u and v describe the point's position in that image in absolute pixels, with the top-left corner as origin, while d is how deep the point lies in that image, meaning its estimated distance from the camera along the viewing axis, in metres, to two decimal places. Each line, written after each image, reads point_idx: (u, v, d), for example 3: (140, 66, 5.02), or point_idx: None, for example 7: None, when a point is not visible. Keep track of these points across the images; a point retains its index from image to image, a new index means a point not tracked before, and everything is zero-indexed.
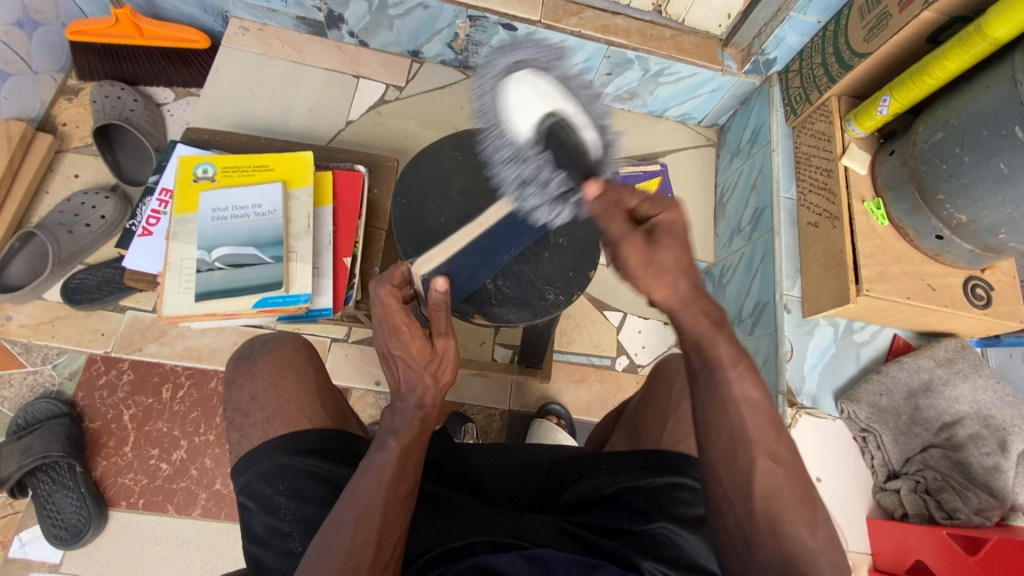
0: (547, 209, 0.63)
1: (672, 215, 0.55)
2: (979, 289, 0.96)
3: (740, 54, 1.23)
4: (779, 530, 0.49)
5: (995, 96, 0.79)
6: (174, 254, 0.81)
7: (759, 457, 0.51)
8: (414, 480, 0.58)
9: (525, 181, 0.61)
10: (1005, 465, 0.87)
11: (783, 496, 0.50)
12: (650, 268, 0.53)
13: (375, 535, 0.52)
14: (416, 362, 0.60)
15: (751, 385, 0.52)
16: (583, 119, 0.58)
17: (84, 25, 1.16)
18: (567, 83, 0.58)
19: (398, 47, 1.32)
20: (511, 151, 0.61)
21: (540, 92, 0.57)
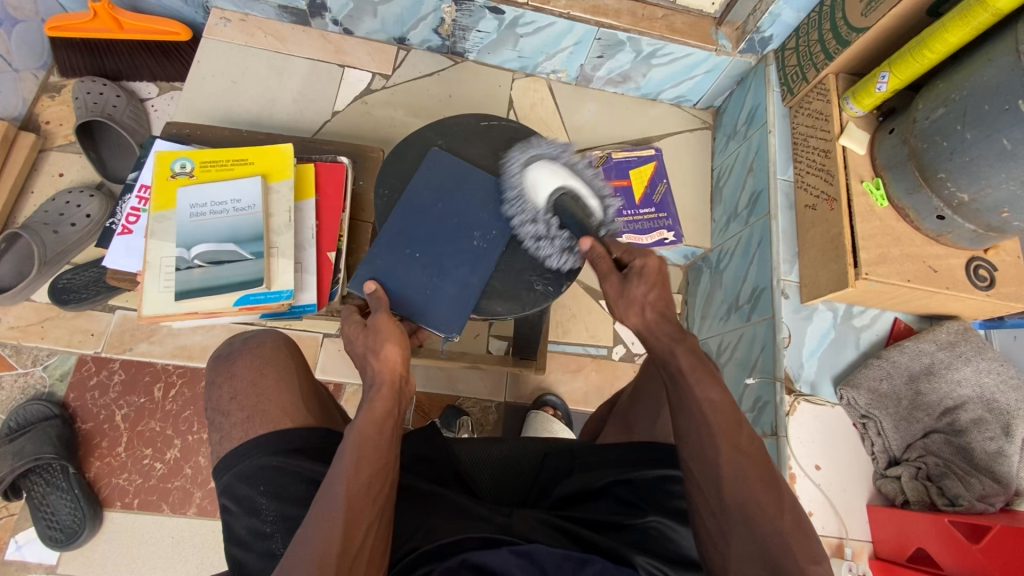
0: (557, 256, 0.79)
1: (648, 261, 0.64)
2: (983, 269, 0.93)
3: (734, 33, 1.20)
4: (749, 515, 0.51)
5: (999, 68, 0.76)
6: (153, 252, 0.80)
7: (725, 449, 0.54)
8: (383, 463, 0.55)
9: (539, 237, 0.78)
10: (1010, 450, 0.85)
11: (750, 480, 0.53)
12: (622, 299, 0.64)
13: (342, 515, 0.51)
14: (359, 345, 0.66)
15: (713, 388, 0.57)
16: (587, 192, 0.73)
17: (62, 20, 1.14)
18: (573, 164, 0.79)
19: (383, 34, 1.29)
20: (526, 215, 0.78)
21: (554, 172, 0.74)
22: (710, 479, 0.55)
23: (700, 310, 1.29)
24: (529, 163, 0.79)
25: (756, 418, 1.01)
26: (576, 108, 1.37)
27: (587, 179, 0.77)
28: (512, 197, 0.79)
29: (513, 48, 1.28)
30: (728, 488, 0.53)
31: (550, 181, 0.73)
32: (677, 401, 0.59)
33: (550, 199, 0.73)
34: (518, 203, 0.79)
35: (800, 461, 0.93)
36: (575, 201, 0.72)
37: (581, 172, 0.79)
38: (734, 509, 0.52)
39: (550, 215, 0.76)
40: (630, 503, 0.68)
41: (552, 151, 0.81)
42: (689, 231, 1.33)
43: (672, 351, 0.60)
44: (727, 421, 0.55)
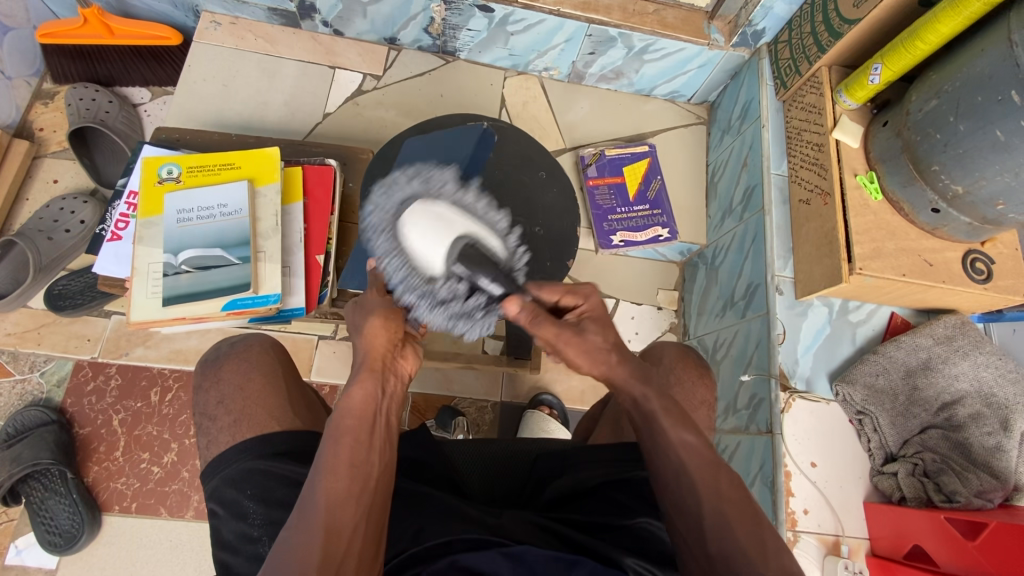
0: (472, 324, 0.71)
1: (589, 306, 0.63)
2: (980, 262, 0.92)
3: (727, 27, 1.19)
4: (731, 563, 0.51)
5: (991, 58, 0.75)
6: (141, 258, 0.81)
7: (705, 496, 0.54)
8: (367, 458, 0.53)
9: (444, 301, 0.67)
10: (1008, 445, 0.83)
11: (733, 528, 0.52)
12: (584, 352, 0.60)
13: (320, 521, 0.49)
14: (349, 320, 0.64)
15: (687, 431, 0.57)
16: (486, 236, 0.69)
17: (53, 27, 1.14)
18: (462, 207, 0.69)
19: (374, 35, 1.28)
20: (426, 289, 0.66)
21: (433, 216, 0.67)
22: (692, 526, 0.54)
23: (697, 306, 1.28)
24: (400, 206, 0.71)
25: (752, 415, 1.01)
26: (569, 105, 1.36)
27: (486, 216, 0.71)
28: (385, 252, 0.69)
29: (504, 46, 1.27)
30: (711, 537, 0.53)
31: (444, 234, 0.66)
32: (651, 447, 0.59)
33: (444, 254, 0.65)
34: (410, 259, 0.66)
35: (794, 459, 0.93)
36: (475, 250, 0.66)
37: (477, 208, 0.72)
38: (721, 562, 0.52)
39: (457, 279, 0.66)
40: (620, 503, 0.68)
41: (432, 183, 0.73)
42: (684, 228, 1.32)
43: (644, 395, 0.59)
44: (705, 467, 0.55)
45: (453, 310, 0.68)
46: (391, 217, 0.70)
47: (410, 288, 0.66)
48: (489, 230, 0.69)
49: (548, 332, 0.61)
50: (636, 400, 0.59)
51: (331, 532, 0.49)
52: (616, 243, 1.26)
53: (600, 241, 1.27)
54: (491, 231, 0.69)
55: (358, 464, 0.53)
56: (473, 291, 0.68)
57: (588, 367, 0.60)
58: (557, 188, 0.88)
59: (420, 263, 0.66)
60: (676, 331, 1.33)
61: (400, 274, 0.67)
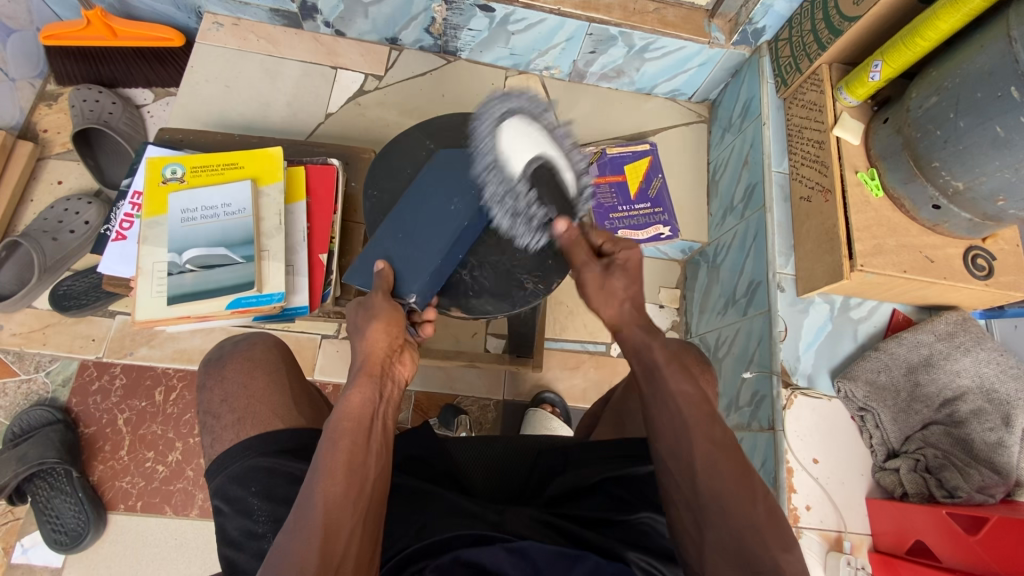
0: (528, 234, 0.80)
1: (630, 255, 0.70)
2: (981, 259, 0.92)
3: (727, 25, 1.19)
4: (721, 501, 0.51)
5: (990, 54, 0.75)
6: (145, 257, 0.82)
7: (698, 441, 0.55)
8: (366, 458, 0.54)
9: (513, 212, 0.76)
10: (1009, 440, 0.84)
11: (723, 471, 0.53)
12: (602, 292, 0.69)
13: (319, 521, 0.49)
14: (352, 325, 0.66)
15: (685, 382, 0.60)
16: (565, 168, 0.73)
17: (57, 28, 1.15)
18: (550, 131, 0.72)
19: (375, 35, 1.29)
20: (502, 184, 0.73)
21: (532, 131, 0.71)
22: (682, 469, 0.55)
23: (698, 304, 1.28)
24: (504, 117, 0.73)
25: (754, 412, 1.01)
26: (570, 103, 1.37)
27: (573, 151, 0.75)
28: (484, 152, 0.74)
29: (505, 45, 1.27)
30: (701, 476, 0.53)
31: (527, 150, 0.70)
32: (649, 393, 0.61)
33: (526, 168, 0.71)
34: (496, 164, 0.72)
35: (796, 455, 0.93)
36: (552, 175, 0.73)
37: (564, 140, 0.74)
38: (710, 501, 0.52)
39: (524, 190, 0.73)
40: (621, 498, 0.68)
41: (530, 104, 0.73)
42: (685, 226, 1.32)
43: (648, 345, 0.64)
44: (700, 416, 0.57)
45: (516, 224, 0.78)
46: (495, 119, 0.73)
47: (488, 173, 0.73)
48: (569, 163, 0.74)
49: (580, 255, 0.72)
50: (639, 350, 0.64)
51: (329, 532, 0.48)
52: None
53: None
54: (570, 166, 0.73)
55: (356, 464, 0.53)
56: (540, 206, 0.75)
57: (602, 304, 0.69)
58: None
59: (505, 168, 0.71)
60: (677, 329, 1.33)
61: (488, 184, 0.73)
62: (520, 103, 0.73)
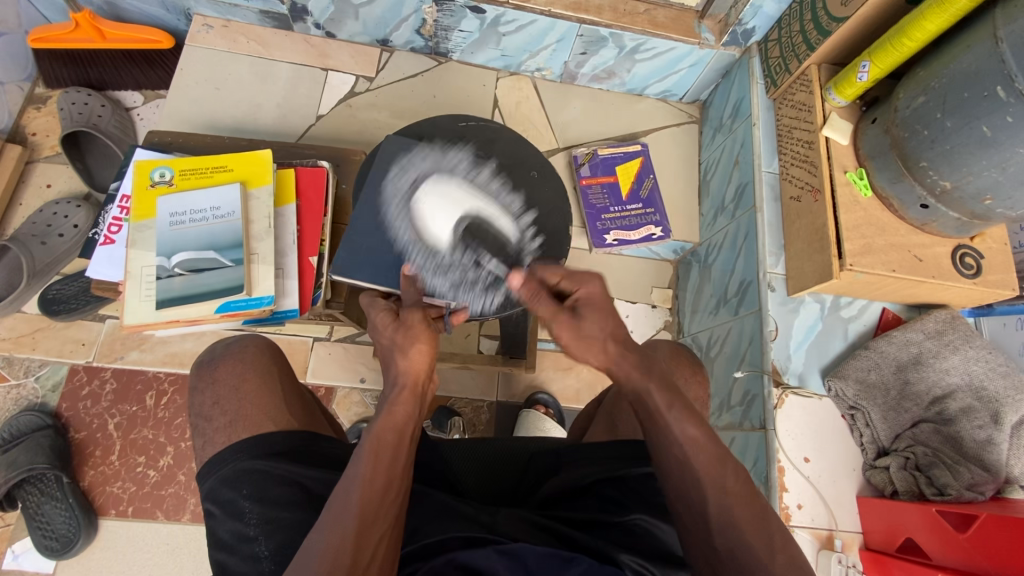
0: (482, 298, 0.79)
1: (590, 289, 0.63)
2: (969, 258, 0.93)
3: (717, 27, 1.20)
4: (738, 556, 0.52)
5: (976, 55, 0.76)
6: (134, 261, 0.81)
7: (710, 490, 0.54)
8: (403, 466, 0.55)
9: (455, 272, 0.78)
10: (999, 438, 0.84)
11: (739, 523, 0.53)
12: (580, 340, 0.61)
13: (353, 530, 0.49)
14: (386, 338, 0.64)
15: (691, 425, 0.56)
16: (494, 215, 0.82)
17: (45, 31, 1.14)
18: (475, 188, 0.83)
19: (366, 37, 1.29)
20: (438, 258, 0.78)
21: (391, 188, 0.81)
22: (697, 518, 0.55)
23: (690, 304, 1.29)
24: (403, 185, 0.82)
25: (745, 411, 1.01)
26: (562, 105, 1.37)
27: (499, 197, 0.84)
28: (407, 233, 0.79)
29: (496, 46, 1.27)
30: (715, 526, 0.54)
31: (447, 218, 0.79)
32: (654, 437, 0.59)
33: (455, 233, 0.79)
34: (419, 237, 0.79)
35: (788, 454, 0.93)
36: (482, 227, 0.81)
37: (489, 189, 0.84)
38: (724, 541, 0.53)
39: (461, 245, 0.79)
40: (614, 500, 0.68)
41: (448, 165, 0.84)
42: (678, 226, 1.32)
43: (646, 389, 0.58)
44: (711, 461, 0.55)
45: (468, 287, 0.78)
46: (406, 202, 0.81)
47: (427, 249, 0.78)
48: (497, 213, 0.83)
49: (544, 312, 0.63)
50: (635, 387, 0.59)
51: (361, 535, 0.50)
52: (610, 242, 1.27)
53: (593, 240, 1.27)
54: (501, 214, 0.83)
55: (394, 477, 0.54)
56: (484, 267, 0.79)
57: (585, 353, 0.61)
58: (550, 189, 0.88)
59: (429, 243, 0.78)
60: (670, 329, 1.33)
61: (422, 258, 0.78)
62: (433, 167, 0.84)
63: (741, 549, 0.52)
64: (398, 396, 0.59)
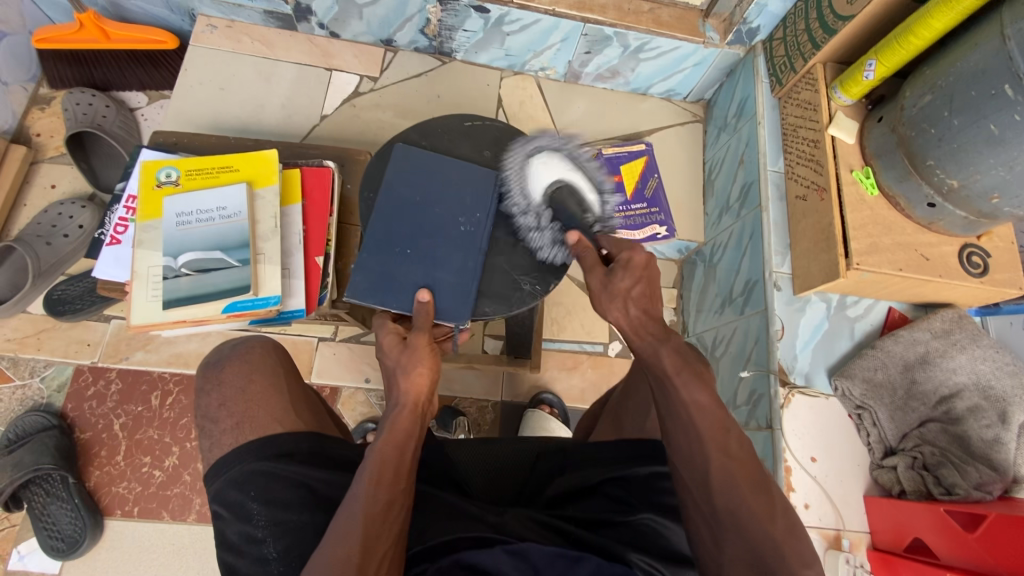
0: (550, 251, 0.81)
1: (633, 254, 0.66)
2: (976, 256, 0.93)
3: (721, 25, 1.19)
4: (737, 517, 0.52)
5: (984, 53, 0.76)
6: (140, 262, 0.81)
7: (713, 453, 0.55)
8: (403, 480, 0.55)
9: (530, 229, 0.82)
10: (1006, 438, 0.83)
11: (739, 486, 0.53)
12: (610, 294, 0.65)
13: (357, 546, 0.50)
14: (390, 359, 0.64)
15: (699, 390, 0.57)
16: (586, 186, 0.82)
17: (49, 32, 1.14)
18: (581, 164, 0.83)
19: (369, 36, 1.29)
20: (524, 205, 0.82)
21: (559, 164, 0.82)
22: (697, 482, 0.55)
23: (695, 304, 1.28)
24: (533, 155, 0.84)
25: (751, 411, 1.01)
26: (566, 104, 1.37)
27: (595, 172, 0.84)
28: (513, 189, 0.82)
29: (500, 46, 1.27)
30: (717, 489, 0.53)
31: (552, 172, 0.82)
32: (663, 403, 0.60)
33: (548, 189, 0.81)
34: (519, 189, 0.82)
35: (794, 454, 0.93)
36: (568, 194, 0.81)
37: (587, 165, 0.84)
38: (725, 512, 0.52)
39: (542, 207, 0.82)
40: (622, 500, 0.68)
41: (572, 152, 0.85)
42: (682, 225, 1.32)
43: (656, 351, 0.60)
44: (716, 428, 0.56)
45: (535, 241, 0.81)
46: (523, 166, 0.84)
47: (511, 200, 0.83)
48: (589, 185, 0.82)
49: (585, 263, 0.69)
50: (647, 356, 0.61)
51: (366, 550, 0.50)
52: None
53: None
54: (590, 186, 0.82)
55: (394, 491, 0.54)
56: (557, 224, 0.81)
57: (608, 306, 0.65)
58: None
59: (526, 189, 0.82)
60: (674, 329, 1.33)
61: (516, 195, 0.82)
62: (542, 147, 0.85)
63: (742, 510, 0.52)
64: (398, 418, 0.59)
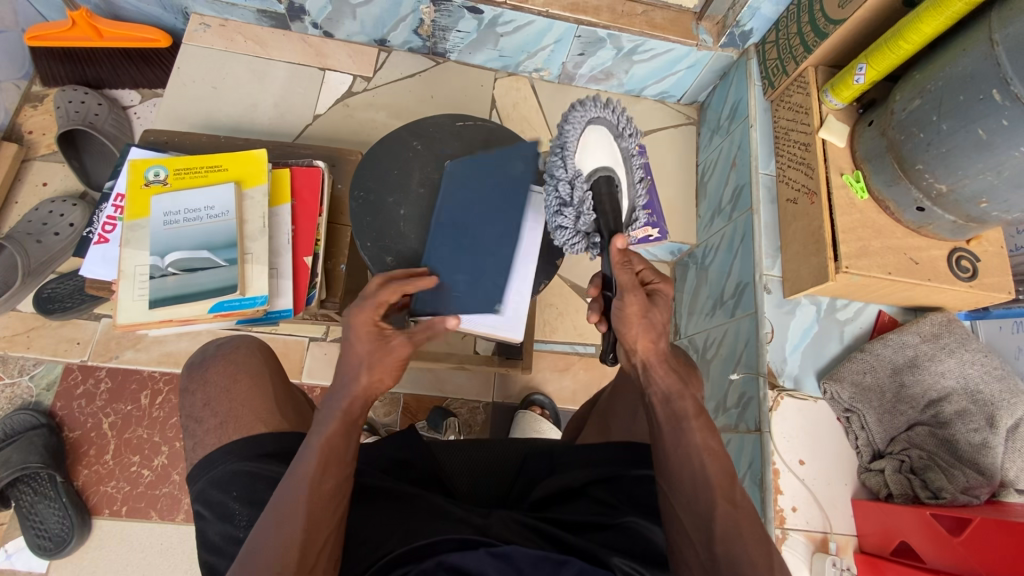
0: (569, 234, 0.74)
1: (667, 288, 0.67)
2: (965, 261, 0.93)
3: (715, 28, 1.19)
4: (738, 567, 0.53)
5: (971, 58, 0.76)
6: (127, 260, 0.81)
7: (720, 502, 0.56)
8: (343, 472, 0.56)
9: (564, 203, 0.72)
10: (994, 441, 0.84)
11: (744, 534, 0.54)
12: (644, 320, 0.63)
13: (298, 537, 0.52)
14: (357, 350, 0.60)
15: (710, 436, 0.60)
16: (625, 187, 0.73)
17: (41, 29, 1.14)
18: (624, 152, 0.73)
19: (363, 36, 1.29)
20: (568, 174, 0.71)
21: (609, 148, 0.72)
22: (699, 528, 0.56)
23: (687, 306, 1.29)
24: (590, 124, 0.71)
25: (741, 413, 1.01)
26: (559, 106, 1.37)
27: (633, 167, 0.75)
28: (569, 147, 0.70)
29: (494, 47, 1.27)
30: (719, 540, 0.54)
31: (602, 156, 0.71)
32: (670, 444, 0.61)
33: (593, 172, 0.71)
34: (570, 154, 0.70)
35: (782, 456, 0.93)
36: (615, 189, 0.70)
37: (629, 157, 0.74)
38: (726, 564, 0.53)
39: (587, 188, 0.70)
40: (608, 503, 0.68)
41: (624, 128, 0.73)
42: (674, 228, 1.32)
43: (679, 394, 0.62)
44: (723, 479, 0.58)
45: (563, 220, 0.73)
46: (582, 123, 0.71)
47: (559, 157, 0.71)
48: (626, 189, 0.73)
49: (625, 277, 0.63)
50: (668, 393, 0.62)
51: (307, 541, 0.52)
52: None
53: None
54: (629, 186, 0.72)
55: (335, 487, 0.55)
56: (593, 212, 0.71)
57: (639, 333, 0.62)
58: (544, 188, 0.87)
59: (577, 165, 0.71)
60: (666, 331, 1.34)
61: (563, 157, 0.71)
62: (612, 114, 0.72)
63: (741, 559, 0.53)
64: (347, 411, 0.59)
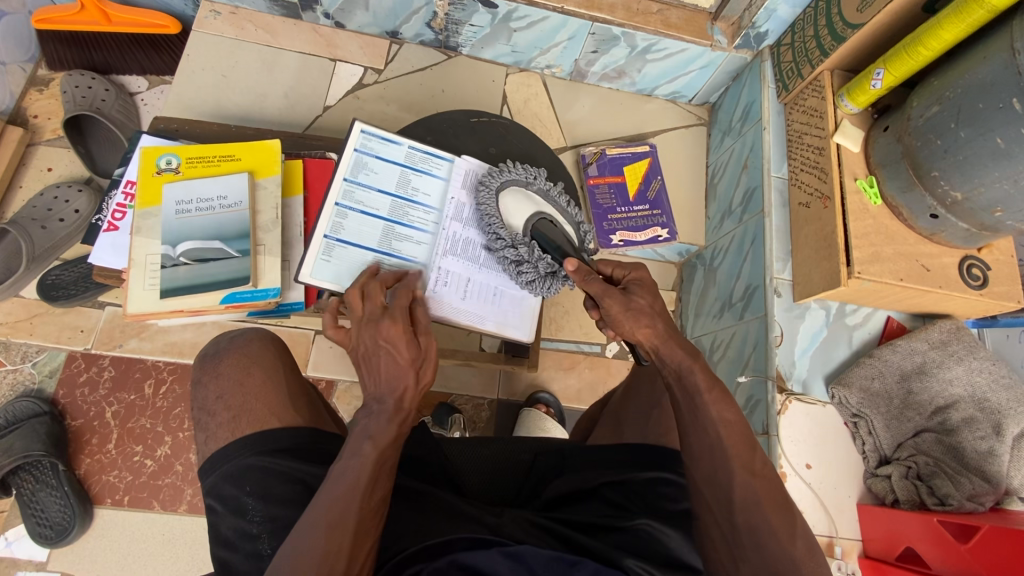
0: (540, 282, 0.83)
1: (641, 274, 0.68)
2: (976, 269, 0.93)
3: (730, 29, 1.19)
4: (758, 534, 0.55)
5: (992, 66, 0.76)
6: (138, 249, 0.80)
7: (737, 471, 0.57)
8: (388, 486, 0.57)
9: (519, 262, 0.81)
10: (1000, 450, 0.84)
11: (763, 507, 0.56)
12: (630, 314, 0.64)
13: (348, 542, 0.52)
14: (401, 357, 0.61)
15: (727, 407, 0.60)
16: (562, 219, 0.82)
17: (49, 12, 1.13)
18: (546, 193, 0.82)
19: (375, 28, 1.27)
20: (508, 238, 0.80)
21: (528, 201, 0.82)
22: (718, 502, 0.58)
23: (694, 308, 1.29)
24: (501, 186, 0.82)
25: (749, 416, 1.01)
26: (570, 103, 1.36)
27: (571, 207, 0.84)
28: (495, 218, 0.80)
29: (507, 42, 1.26)
30: (739, 509, 0.56)
31: (526, 209, 0.81)
32: (688, 420, 0.61)
33: (526, 223, 0.80)
34: (500, 222, 0.80)
35: (790, 460, 0.93)
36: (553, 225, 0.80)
37: (562, 203, 0.83)
38: (747, 534, 0.55)
39: (529, 241, 0.80)
40: (619, 505, 0.68)
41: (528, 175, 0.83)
42: (682, 228, 1.32)
43: (688, 367, 0.62)
44: (740, 445, 0.59)
45: (526, 274, 0.81)
46: (494, 194, 0.82)
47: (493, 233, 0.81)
48: (564, 218, 0.82)
49: (595, 288, 0.65)
50: (679, 369, 0.62)
51: (355, 547, 0.52)
52: (616, 243, 1.25)
53: (599, 240, 1.25)
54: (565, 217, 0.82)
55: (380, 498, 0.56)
56: (544, 255, 0.80)
57: (632, 327, 0.64)
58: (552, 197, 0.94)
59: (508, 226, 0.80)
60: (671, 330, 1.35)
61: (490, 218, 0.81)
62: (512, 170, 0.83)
63: (762, 528, 0.55)
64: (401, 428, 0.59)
